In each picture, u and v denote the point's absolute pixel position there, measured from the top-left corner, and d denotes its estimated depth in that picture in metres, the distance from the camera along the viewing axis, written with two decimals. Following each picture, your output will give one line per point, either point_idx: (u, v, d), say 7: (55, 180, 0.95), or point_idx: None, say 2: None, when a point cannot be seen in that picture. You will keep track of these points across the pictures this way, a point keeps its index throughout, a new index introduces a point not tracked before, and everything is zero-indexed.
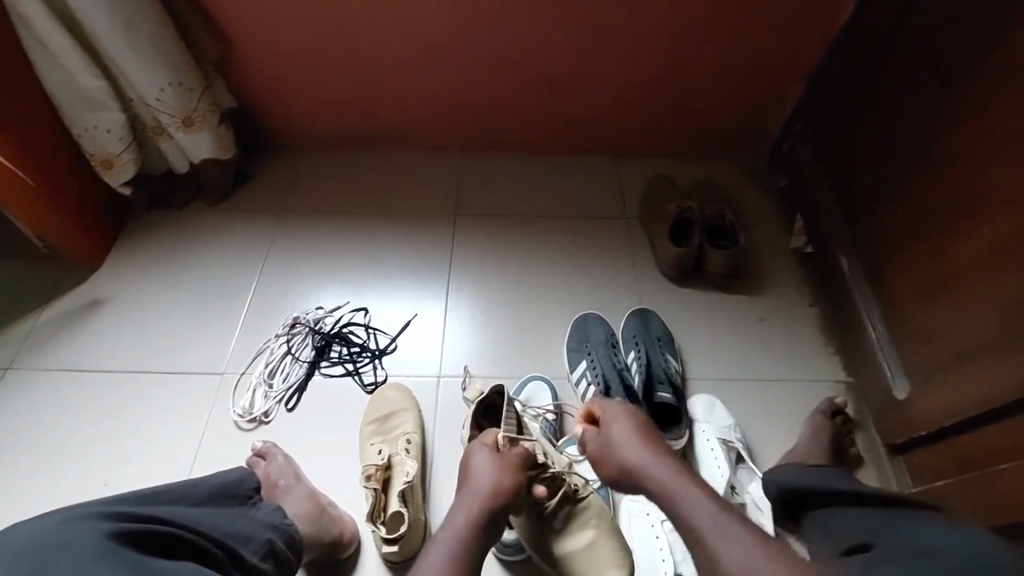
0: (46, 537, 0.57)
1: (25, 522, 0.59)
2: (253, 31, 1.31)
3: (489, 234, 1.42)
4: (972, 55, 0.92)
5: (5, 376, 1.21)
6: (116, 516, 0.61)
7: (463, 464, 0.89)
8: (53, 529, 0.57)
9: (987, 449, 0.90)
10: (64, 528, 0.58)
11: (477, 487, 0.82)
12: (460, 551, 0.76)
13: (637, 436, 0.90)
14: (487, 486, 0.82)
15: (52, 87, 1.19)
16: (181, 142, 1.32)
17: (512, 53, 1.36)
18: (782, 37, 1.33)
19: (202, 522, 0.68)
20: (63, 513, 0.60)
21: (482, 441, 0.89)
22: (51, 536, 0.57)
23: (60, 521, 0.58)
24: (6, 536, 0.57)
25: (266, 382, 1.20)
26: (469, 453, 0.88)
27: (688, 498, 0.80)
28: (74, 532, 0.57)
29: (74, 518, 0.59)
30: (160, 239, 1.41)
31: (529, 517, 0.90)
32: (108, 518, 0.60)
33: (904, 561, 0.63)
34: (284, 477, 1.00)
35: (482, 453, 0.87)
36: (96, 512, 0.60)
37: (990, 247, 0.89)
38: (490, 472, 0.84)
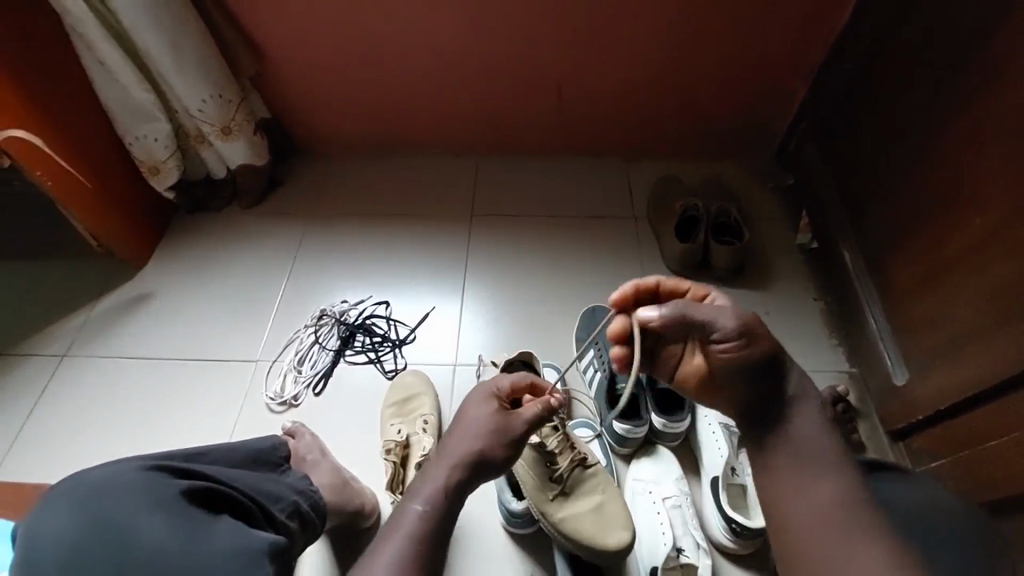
0: (108, 485, 0.64)
1: (91, 469, 0.66)
2: (285, 47, 1.43)
3: (502, 234, 1.50)
4: (959, 55, 0.96)
5: (62, 362, 1.33)
6: (162, 468, 0.67)
7: (460, 413, 0.85)
8: (114, 478, 0.64)
9: (977, 431, 0.92)
10: (121, 477, 0.65)
11: (465, 431, 0.81)
12: (417, 538, 0.71)
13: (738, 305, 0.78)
14: (477, 432, 0.80)
15: (108, 100, 1.32)
16: (220, 149, 1.43)
17: (524, 61, 1.43)
18: (785, 39, 1.37)
19: (237, 479, 0.74)
20: (120, 465, 0.67)
21: (484, 396, 0.85)
22: (111, 484, 0.64)
23: (118, 470, 0.65)
24: (76, 480, 0.64)
25: (296, 368, 1.29)
26: (470, 404, 0.84)
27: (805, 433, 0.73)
28: (128, 482, 0.64)
29: (129, 468, 0.66)
30: (200, 239, 1.52)
31: (541, 475, 0.95)
32: (157, 469, 0.67)
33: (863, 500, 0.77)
34: (311, 452, 1.07)
35: (480, 407, 0.83)
36: (148, 464, 0.67)
37: (981, 237, 0.92)
38: (483, 423, 0.81)
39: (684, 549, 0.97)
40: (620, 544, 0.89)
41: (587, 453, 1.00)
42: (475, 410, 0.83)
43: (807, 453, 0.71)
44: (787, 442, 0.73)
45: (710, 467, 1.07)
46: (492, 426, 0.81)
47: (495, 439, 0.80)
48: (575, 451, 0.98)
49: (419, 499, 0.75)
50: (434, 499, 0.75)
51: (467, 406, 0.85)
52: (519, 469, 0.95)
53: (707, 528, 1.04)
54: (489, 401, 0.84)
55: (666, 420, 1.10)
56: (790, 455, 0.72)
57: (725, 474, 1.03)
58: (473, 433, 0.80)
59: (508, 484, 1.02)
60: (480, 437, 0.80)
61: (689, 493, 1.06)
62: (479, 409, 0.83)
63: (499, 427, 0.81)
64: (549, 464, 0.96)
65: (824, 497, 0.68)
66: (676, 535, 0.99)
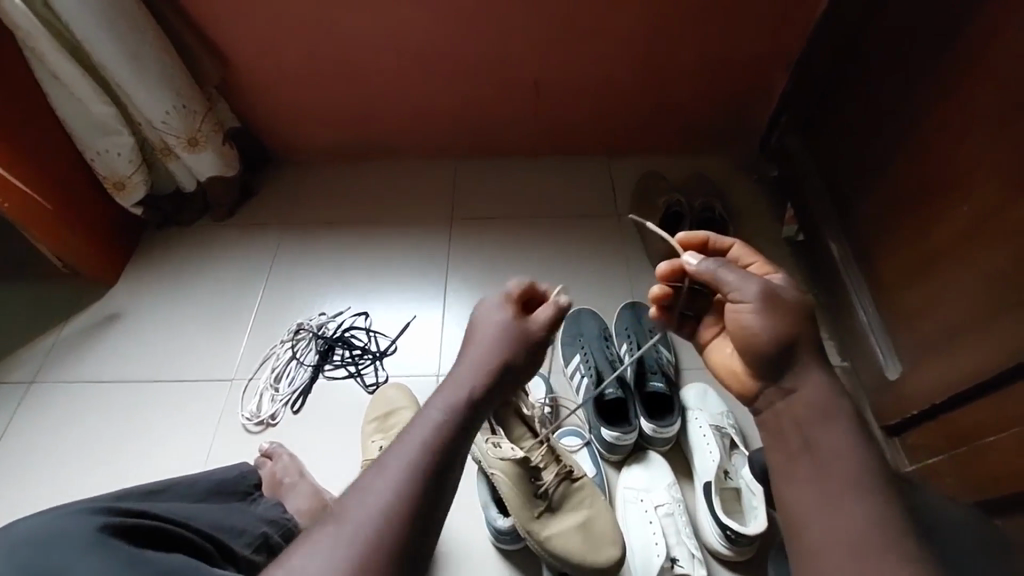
0: (45, 533, 0.59)
1: (27, 518, 0.62)
2: (251, 55, 1.38)
3: (482, 238, 1.46)
4: (940, 38, 0.94)
5: (29, 390, 1.28)
6: (109, 510, 0.63)
7: (476, 318, 0.73)
8: (50, 527, 0.60)
9: (975, 424, 0.89)
10: (61, 523, 0.60)
11: (488, 336, 0.70)
12: (430, 452, 0.58)
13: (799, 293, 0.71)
14: (499, 337, 0.70)
15: (65, 116, 1.26)
16: (187, 161, 1.39)
17: (498, 59, 1.39)
18: (764, 29, 1.35)
19: (192, 517, 0.70)
20: (61, 509, 0.62)
21: (503, 297, 0.73)
22: (49, 531, 0.60)
23: (56, 518, 0.61)
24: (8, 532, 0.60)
25: (272, 386, 1.24)
26: (488, 306, 0.73)
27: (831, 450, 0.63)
28: (69, 527, 0.60)
29: (70, 513, 0.62)
30: (171, 255, 1.47)
31: (526, 490, 0.92)
32: (102, 512, 0.63)
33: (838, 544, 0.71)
34: (288, 475, 1.03)
35: (498, 312, 0.72)
36: (93, 507, 0.63)
37: (970, 224, 0.90)
38: (502, 327, 0.70)
39: (678, 559, 0.95)
40: (611, 561, 0.88)
41: (572, 465, 0.97)
42: (500, 311, 0.72)
43: (829, 470, 0.62)
44: (812, 450, 0.64)
45: (701, 471, 1.04)
46: (509, 331, 0.70)
47: (515, 345, 0.69)
48: (561, 464, 0.95)
49: (424, 425, 0.61)
50: (442, 426, 0.61)
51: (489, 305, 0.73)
52: (502, 488, 0.91)
53: (701, 536, 1.01)
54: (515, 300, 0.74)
55: (655, 425, 1.07)
56: (815, 466, 0.63)
57: (718, 478, 1.00)
58: (494, 339, 0.69)
59: (493, 500, 0.99)
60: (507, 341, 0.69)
61: (681, 500, 1.02)
62: (503, 311, 0.72)
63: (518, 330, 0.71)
64: (534, 480, 0.93)
65: (847, 521, 0.59)
66: (669, 545, 0.97)
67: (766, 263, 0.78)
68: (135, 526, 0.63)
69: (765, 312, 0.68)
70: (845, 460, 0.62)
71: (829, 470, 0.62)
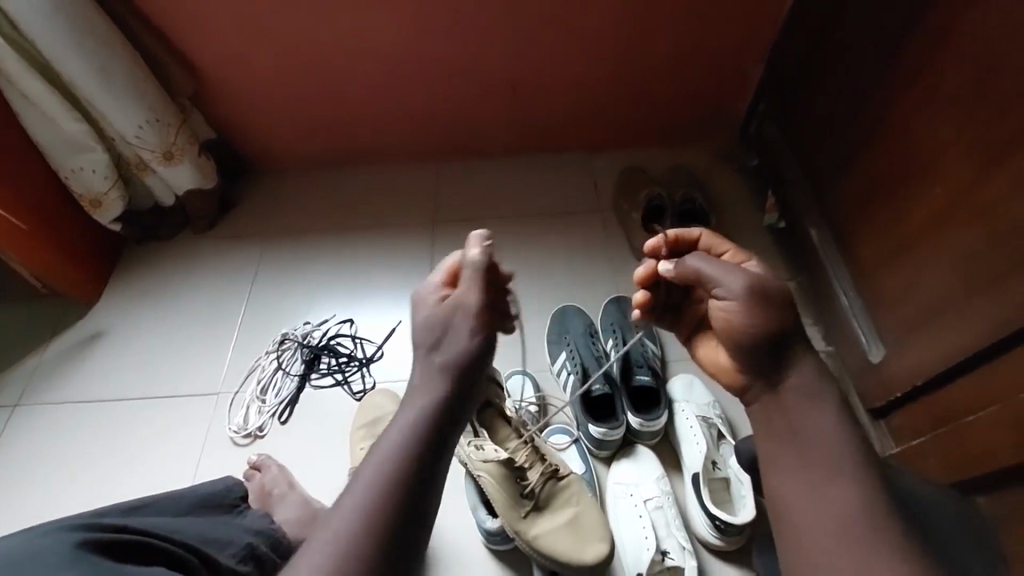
0: (21, 550, 0.58)
1: (3, 538, 0.61)
2: (223, 65, 1.37)
3: (465, 239, 1.46)
4: (908, 21, 0.94)
5: (14, 413, 1.26)
6: (89, 527, 0.63)
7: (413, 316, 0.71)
8: (30, 544, 0.59)
9: (955, 404, 0.90)
10: (38, 541, 0.60)
11: (426, 336, 0.67)
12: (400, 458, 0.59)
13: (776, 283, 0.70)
14: (438, 330, 0.67)
15: (36, 134, 1.25)
16: (164, 175, 1.37)
17: (473, 60, 1.39)
18: (736, 19, 1.35)
19: (176, 531, 0.70)
20: (42, 528, 0.62)
21: (432, 289, 0.71)
22: (27, 548, 0.59)
23: (37, 535, 0.60)
24: None
25: (259, 398, 1.23)
26: (420, 301, 0.70)
27: (818, 434, 0.63)
28: (46, 544, 0.59)
29: (50, 531, 0.61)
30: (153, 271, 1.46)
31: (512, 490, 0.92)
32: (81, 529, 0.62)
33: None
34: (277, 486, 1.03)
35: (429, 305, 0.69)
36: (72, 524, 0.62)
37: (943, 206, 0.90)
38: (436, 323, 0.67)
39: (669, 551, 0.95)
40: (597, 557, 0.88)
41: (558, 463, 0.97)
42: (432, 296, 0.70)
43: (812, 454, 0.63)
44: (798, 435, 0.64)
45: (690, 463, 1.04)
46: (444, 322, 0.67)
47: (453, 338, 0.66)
48: (546, 463, 0.94)
49: (383, 449, 0.60)
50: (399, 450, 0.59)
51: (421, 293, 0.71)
52: (489, 490, 0.91)
53: (693, 528, 1.01)
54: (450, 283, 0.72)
55: (642, 419, 1.07)
56: (800, 454, 0.64)
57: (706, 469, 1.01)
58: (429, 336, 0.67)
59: (481, 502, 0.98)
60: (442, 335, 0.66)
61: (671, 492, 1.03)
62: (435, 296, 0.70)
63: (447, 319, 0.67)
64: (519, 480, 0.93)
65: (832, 504, 0.60)
66: (659, 538, 0.97)
67: (739, 250, 0.78)
68: (115, 541, 0.63)
69: (742, 304, 0.68)
70: (828, 445, 0.62)
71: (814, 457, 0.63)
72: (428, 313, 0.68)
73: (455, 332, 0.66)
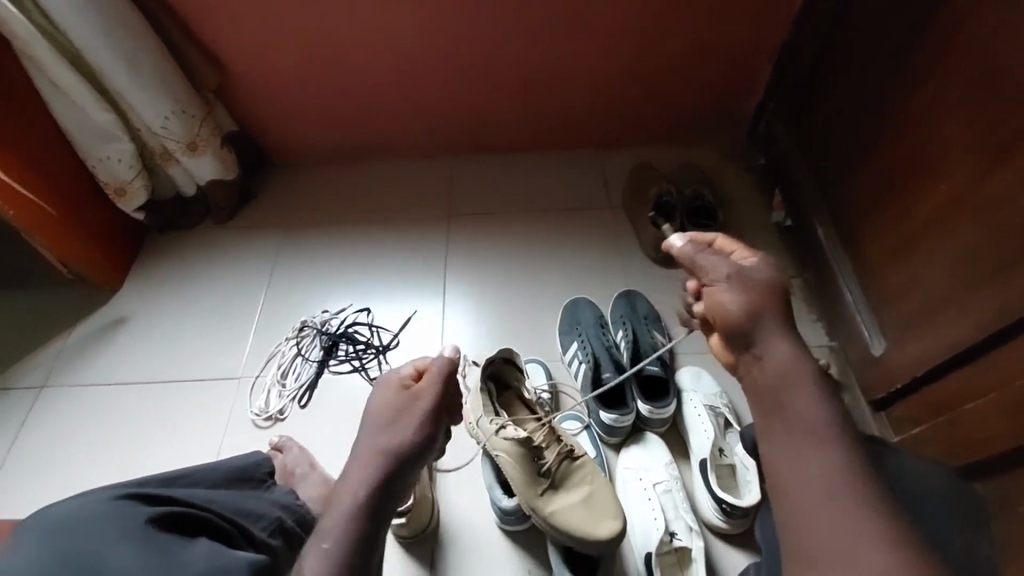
0: (76, 516, 0.62)
1: (57, 502, 0.65)
2: (246, 59, 1.41)
3: (479, 232, 1.50)
4: (914, 24, 0.97)
5: (41, 393, 1.31)
6: (133, 497, 0.67)
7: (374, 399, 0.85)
8: (82, 511, 0.63)
9: (953, 394, 0.94)
10: (92, 508, 0.64)
11: (379, 421, 0.80)
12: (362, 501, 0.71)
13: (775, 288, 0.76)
14: (393, 413, 0.80)
15: (66, 124, 1.29)
16: (187, 165, 1.41)
17: (489, 58, 1.43)
18: (747, 21, 1.38)
19: (212, 501, 0.73)
20: (88, 496, 0.65)
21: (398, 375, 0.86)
22: (79, 516, 0.63)
23: (86, 503, 0.64)
24: (39, 518, 0.63)
25: (280, 383, 1.27)
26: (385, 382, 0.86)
27: (803, 407, 0.67)
28: (99, 510, 0.63)
29: (97, 500, 0.65)
30: (174, 259, 1.50)
31: (529, 469, 0.95)
32: (129, 498, 0.66)
33: None
34: (299, 466, 1.06)
35: (390, 388, 0.84)
36: (121, 493, 0.67)
37: (944, 203, 0.94)
38: (391, 410, 0.81)
39: (677, 533, 0.98)
40: (611, 534, 0.91)
41: (573, 445, 1.01)
42: (394, 385, 0.85)
43: (802, 427, 0.66)
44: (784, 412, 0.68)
45: (698, 449, 1.08)
46: (398, 409, 0.81)
47: (407, 426, 0.79)
48: (561, 444, 0.99)
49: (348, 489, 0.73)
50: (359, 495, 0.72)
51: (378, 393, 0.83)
52: (506, 467, 0.95)
53: (700, 512, 1.05)
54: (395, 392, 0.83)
55: (651, 406, 1.11)
56: (786, 425, 0.68)
57: (712, 455, 1.05)
58: (384, 420, 0.80)
59: (498, 482, 1.02)
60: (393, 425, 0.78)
61: (679, 477, 1.07)
62: (395, 385, 0.85)
63: (397, 411, 0.80)
64: (536, 459, 0.97)
65: (818, 473, 0.63)
66: (667, 520, 1.00)
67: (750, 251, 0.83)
68: (160, 511, 0.66)
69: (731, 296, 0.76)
70: (812, 418, 0.66)
71: (797, 428, 0.67)
72: (387, 397, 0.83)
73: (405, 416, 0.80)
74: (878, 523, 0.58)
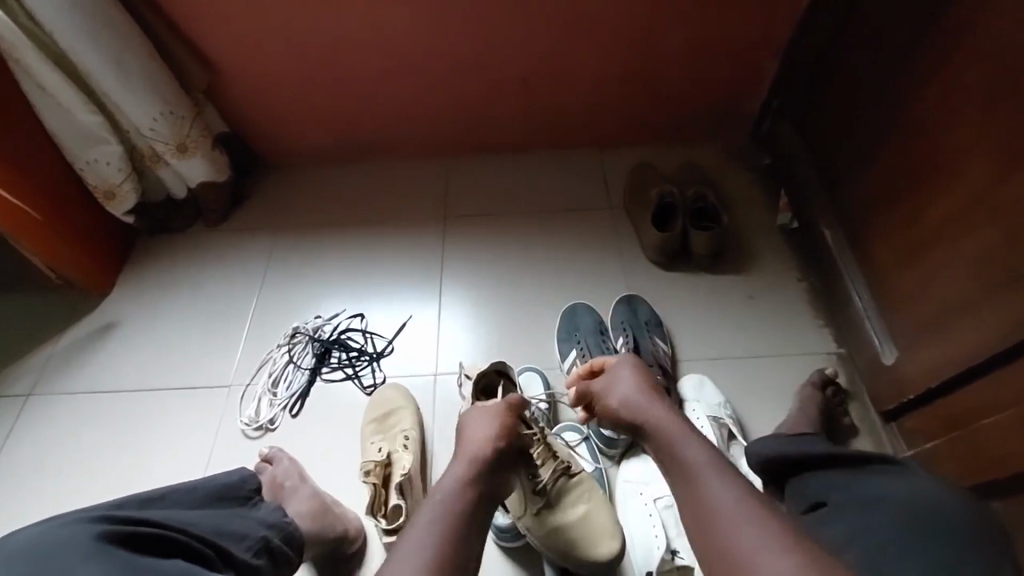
0: (42, 543, 0.59)
1: (24, 527, 0.62)
2: (237, 59, 1.37)
3: (476, 235, 1.46)
4: (929, 18, 0.93)
5: (28, 401, 1.28)
6: (105, 519, 0.63)
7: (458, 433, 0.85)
8: (48, 535, 0.60)
9: (969, 408, 0.90)
10: (60, 532, 0.60)
11: (474, 435, 0.80)
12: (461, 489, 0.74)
13: (639, 382, 0.86)
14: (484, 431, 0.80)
15: (52, 126, 1.25)
16: (178, 168, 1.38)
17: (486, 55, 1.38)
18: (752, 16, 1.34)
19: (190, 522, 0.70)
20: (56, 520, 0.62)
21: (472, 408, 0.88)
22: (47, 540, 0.59)
23: (54, 526, 0.61)
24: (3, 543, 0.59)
25: (270, 391, 1.24)
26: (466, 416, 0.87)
27: (680, 444, 0.75)
28: (64, 535, 0.60)
29: (65, 523, 0.61)
30: (165, 263, 1.47)
31: (529, 490, 0.90)
32: (97, 520, 0.63)
33: (854, 510, 0.76)
34: (289, 479, 1.03)
35: (473, 414, 0.85)
36: (89, 516, 0.63)
37: (960, 208, 0.90)
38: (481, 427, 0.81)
39: (679, 551, 0.95)
40: (611, 555, 0.89)
41: (569, 461, 0.97)
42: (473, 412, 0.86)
43: (682, 466, 0.73)
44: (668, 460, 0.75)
45: None
46: (489, 425, 0.82)
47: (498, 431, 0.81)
48: (558, 461, 0.94)
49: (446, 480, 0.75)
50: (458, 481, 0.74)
51: (471, 416, 0.85)
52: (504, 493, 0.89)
53: None
54: (500, 418, 0.83)
55: None
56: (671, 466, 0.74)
57: None
58: (475, 431, 0.81)
59: None
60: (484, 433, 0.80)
61: None
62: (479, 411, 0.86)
63: (486, 424, 0.82)
64: (532, 480, 0.91)
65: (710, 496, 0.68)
66: (669, 537, 0.97)
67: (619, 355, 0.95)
68: (132, 533, 0.63)
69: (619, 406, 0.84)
70: (701, 470, 0.71)
71: (692, 481, 0.71)
72: (472, 417, 0.84)
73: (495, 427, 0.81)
74: (775, 551, 0.61)
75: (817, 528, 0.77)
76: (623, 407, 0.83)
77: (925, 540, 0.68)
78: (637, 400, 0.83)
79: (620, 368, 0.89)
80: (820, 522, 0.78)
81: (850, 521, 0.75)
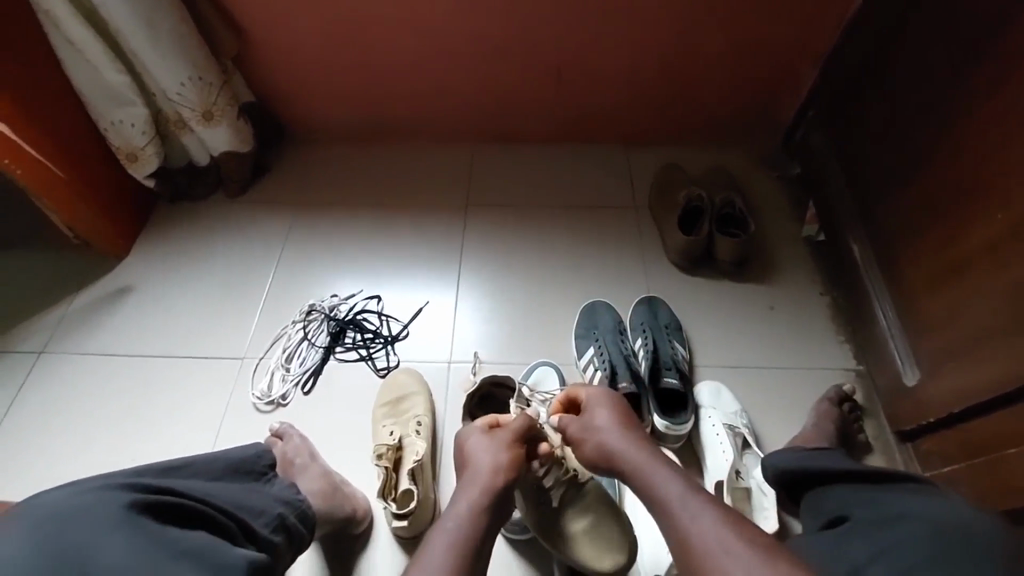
0: (68, 507, 0.59)
1: (50, 489, 0.61)
2: (268, 27, 1.35)
3: (497, 224, 1.44)
4: (985, 34, 0.90)
5: (40, 359, 1.28)
6: (130, 487, 0.63)
7: (460, 448, 0.91)
8: (73, 500, 0.59)
9: (994, 436, 0.88)
10: (84, 497, 0.60)
11: (478, 464, 0.84)
12: (471, 519, 0.78)
13: (617, 422, 0.86)
14: (487, 460, 0.84)
15: (79, 83, 1.24)
16: (202, 135, 1.37)
17: (520, 42, 1.36)
18: (795, 21, 1.31)
19: (212, 494, 0.69)
20: (80, 484, 0.61)
21: (477, 425, 0.92)
22: (72, 504, 0.59)
23: (78, 492, 0.60)
24: (27, 505, 0.59)
25: (284, 366, 1.24)
26: (466, 435, 0.91)
27: (657, 478, 0.77)
28: (87, 501, 0.59)
29: (90, 488, 0.61)
30: (184, 230, 1.46)
31: (534, 503, 0.93)
32: (121, 488, 0.62)
33: (875, 527, 0.75)
34: (299, 456, 1.03)
35: (476, 435, 0.90)
36: (113, 482, 0.62)
37: (1001, 233, 0.88)
38: (485, 451, 0.86)
39: None
40: (614, 568, 0.89)
41: (577, 470, 0.94)
42: (474, 434, 0.90)
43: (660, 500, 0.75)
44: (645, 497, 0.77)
45: (714, 468, 1.07)
46: (493, 448, 0.86)
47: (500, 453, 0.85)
48: (564, 471, 0.93)
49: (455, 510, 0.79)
50: (470, 508, 0.79)
51: (473, 437, 0.89)
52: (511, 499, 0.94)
53: None
54: (506, 441, 0.87)
55: (668, 422, 1.08)
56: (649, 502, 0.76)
57: (730, 477, 1.00)
58: (481, 455, 0.85)
59: None
60: (490, 456, 0.85)
61: None
62: (479, 433, 0.90)
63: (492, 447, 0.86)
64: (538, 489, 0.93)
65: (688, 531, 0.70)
66: None
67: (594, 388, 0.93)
68: (156, 502, 0.62)
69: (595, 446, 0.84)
70: (672, 501, 0.74)
71: (668, 515, 0.73)
72: (479, 439, 0.89)
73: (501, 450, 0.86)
74: None
75: (837, 544, 0.75)
76: (601, 449, 0.84)
77: (959, 562, 0.66)
78: (613, 441, 0.83)
79: (597, 405, 0.89)
80: (838, 539, 0.76)
81: (872, 539, 0.73)
